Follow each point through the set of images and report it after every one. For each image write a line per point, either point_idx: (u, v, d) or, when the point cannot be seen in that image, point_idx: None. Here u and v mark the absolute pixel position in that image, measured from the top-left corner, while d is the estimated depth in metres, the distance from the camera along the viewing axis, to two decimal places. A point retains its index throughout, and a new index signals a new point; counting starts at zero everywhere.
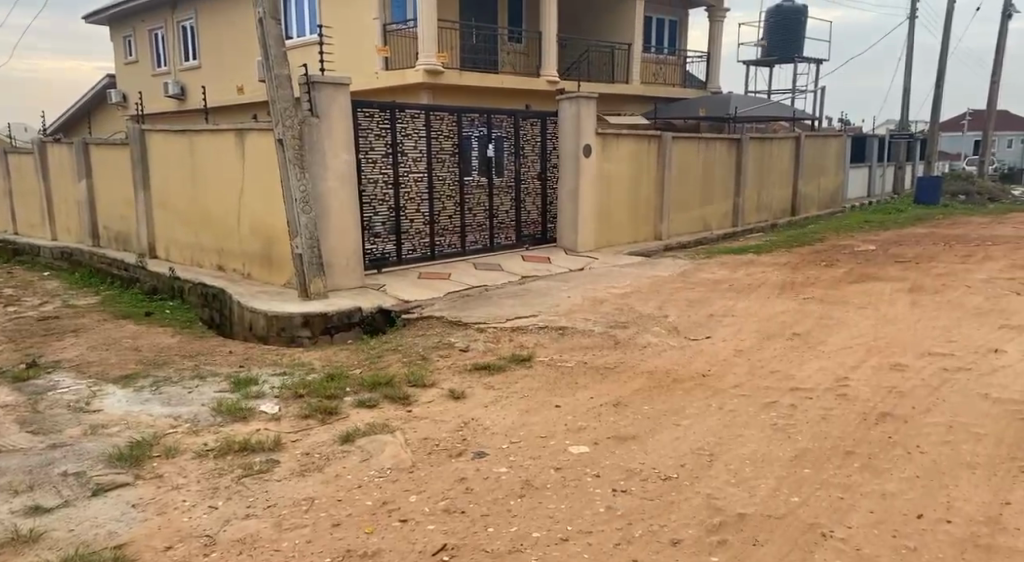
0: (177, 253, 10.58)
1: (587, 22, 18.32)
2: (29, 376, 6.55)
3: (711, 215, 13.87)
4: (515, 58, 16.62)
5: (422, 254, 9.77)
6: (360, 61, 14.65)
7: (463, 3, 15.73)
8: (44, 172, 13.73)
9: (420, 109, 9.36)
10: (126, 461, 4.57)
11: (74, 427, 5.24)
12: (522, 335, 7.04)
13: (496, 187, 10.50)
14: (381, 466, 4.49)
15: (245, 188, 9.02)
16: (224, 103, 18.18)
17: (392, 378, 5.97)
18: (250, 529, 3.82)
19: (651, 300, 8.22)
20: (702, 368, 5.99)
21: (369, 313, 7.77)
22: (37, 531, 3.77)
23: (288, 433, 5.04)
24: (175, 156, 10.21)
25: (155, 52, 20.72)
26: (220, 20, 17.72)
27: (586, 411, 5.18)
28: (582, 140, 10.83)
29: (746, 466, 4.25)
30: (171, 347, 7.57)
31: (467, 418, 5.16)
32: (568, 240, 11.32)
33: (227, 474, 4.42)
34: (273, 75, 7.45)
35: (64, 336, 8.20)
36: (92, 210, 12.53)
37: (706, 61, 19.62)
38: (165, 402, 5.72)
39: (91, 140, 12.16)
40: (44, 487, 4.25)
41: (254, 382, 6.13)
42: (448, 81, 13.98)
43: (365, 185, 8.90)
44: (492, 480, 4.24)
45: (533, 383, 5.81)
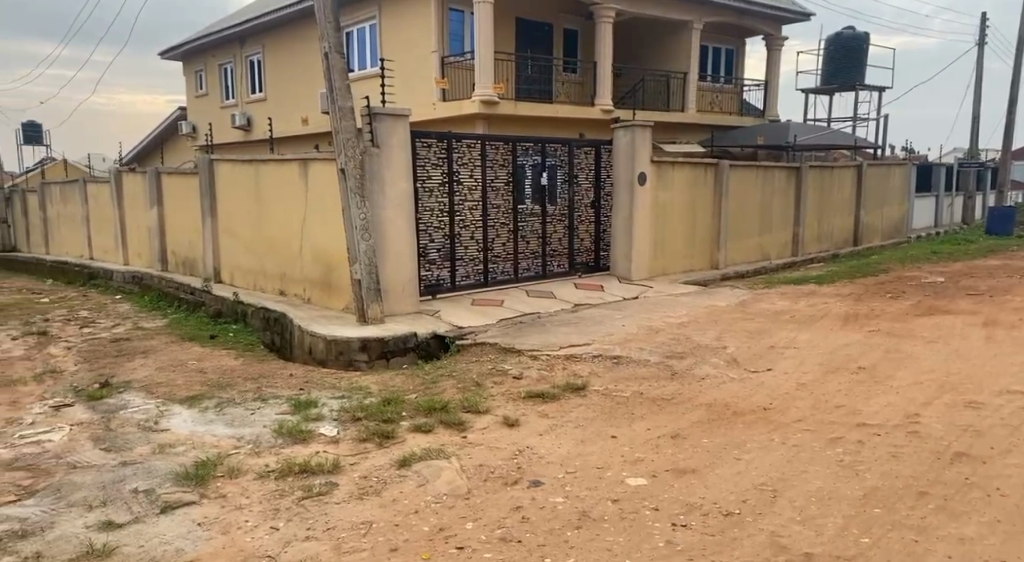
0: (241, 277, 10.91)
1: (642, 51, 18.40)
2: (103, 395, 6.83)
3: (770, 244, 13.65)
4: (570, 88, 16.80)
5: (476, 280, 9.86)
6: (418, 93, 15.00)
7: (520, 35, 15.99)
8: (119, 200, 14.37)
9: (477, 138, 9.51)
10: (193, 480, 4.71)
11: (143, 445, 5.42)
12: (577, 364, 7.02)
13: (549, 215, 10.55)
14: (438, 491, 4.52)
15: (307, 215, 9.27)
16: (288, 133, 18.78)
17: (448, 404, 6.02)
18: (311, 552, 3.88)
19: (709, 330, 8.11)
20: (763, 400, 5.87)
21: (424, 338, 7.87)
22: (109, 546, 3.91)
23: (346, 456, 5.13)
24: (242, 185, 10.59)
25: (224, 85, 21.59)
26: (286, 55, 18.40)
27: (644, 443, 5.12)
28: (637, 167, 10.83)
29: (812, 503, 4.14)
30: (235, 369, 7.80)
31: (522, 446, 5.16)
32: (622, 268, 11.27)
33: (289, 495, 4.51)
34: (337, 107, 7.68)
35: (134, 357, 8.53)
36: (162, 235, 13.04)
37: (764, 88, 19.45)
38: (228, 423, 5.88)
39: (164, 170, 12.71)
40: (116, 503, 4.41)
41: (314, 405, 6.26)
42: (503, 111, 14.19)
43: (421, 213, 9.07)
44: (548, 510, 4.22)
45: (589, 412, 5.79)
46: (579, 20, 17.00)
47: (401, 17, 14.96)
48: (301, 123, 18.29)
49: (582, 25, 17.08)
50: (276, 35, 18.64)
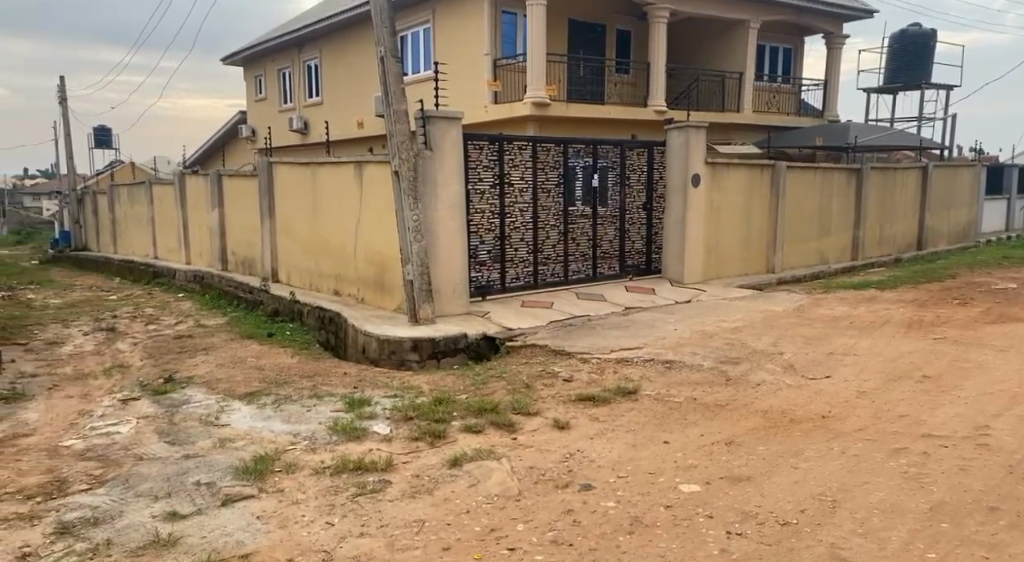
0: (297, 277, 11.15)
1: (697, 51, 18.16)
2: (167, 390, 7.06)
3: (828, 248, 13.32)
4: (622, 89, 16.70)
5: (526, 282, 9.88)
6: (470, 95, 15.11)
7: (573, 37, 15.96)
8: (182, 201, 14.84)
9: (528, 141, 9.53)
10: (252, 474, 4.83)
11: (204, 439, 5.59)
12: (628, 367, 6.97)
13: (600, 217, 10.50)
14: (489, 492, 4.54)
15: (362, 216, 9.42)
16: (344, 136, 19.12)
17: (498, 405, 6.03)
18: (365, 548, 3.95)
19: (765, 336, 7.96)
20: (821, 408, 5.73)
21: (474, 339, 7.91)
22: (174, 536, 4.04)
23: (399, 454, 5.20)
24: (299, 187, 10.82)
25: (283, 89, 22.09)
26: (342, 59, 18.73)
27: (697, 449, 5.06)
28: (690, 169, 10.69)
29: (874, 515, 4.03)
30: (291, 366, 7.97)
31: (573, 449, 5.15)
32: (673, 271, 11.14)
33: (343, 492, 4.59)
34: (391, 110, 7.79)
35: (195, 354, 8.79)
36: (222, 236, 13.41)
37: (823, 88, 18.99)
38: (285, 420, 6.01)
39: (225, 172, 13.07)
40: (180, 494, 4.56)
41: (367, 403, 6.36)
42: (555, 112, 14.18)
43: (472, 215, 9.13)
44: (600, 514, 4.20)
45: (641, 416, 5.74)
46: (633, 20, 16.87)
47: (455, 20, 15.08)
48: (356, 127, 18.59)
49: (636, 25, 16.94)
50: (333, 40, 18.99)
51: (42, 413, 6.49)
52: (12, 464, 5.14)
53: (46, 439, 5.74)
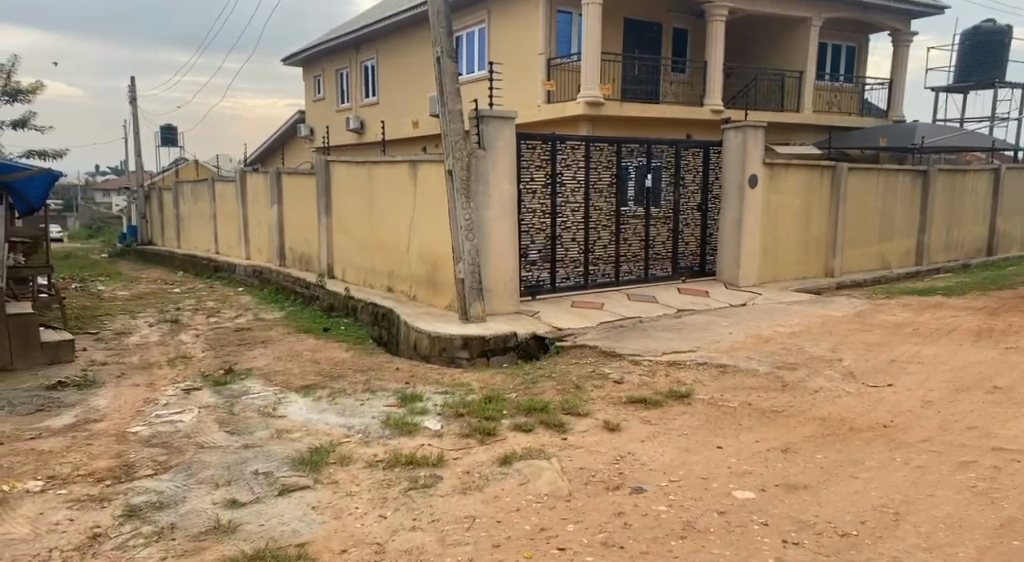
0: (352, 274, 11.35)
1: (756, 50, 17.85)
2: (226, 381, 7.26)
3: (890, 252, 12.94)
4: (678, 88, 16.50)
5: (576, 282, 9.84)
6: (524, 94, 15.14)
7: (629, 36, 15.85)
8: (243, 197, 15.23)
9: (581, 140, 9.51)
10: (307, 465, 4.94)
11: (263, 430, 5.73)
12: (680, 370, 6.89)
13: (653, 217, 10.39)
14: (539, 491, 4.55)
15: (415, 214, 9.53)
16: (400, 136, 19.36)
17: (548, 405, 6.03)
18: (417, 542, 4.00)
19: (824, 341, 7.77)
20: (882, 417, 5.58)
21: (524, 339, 7.92)
22: (233, 523, 4.16)
23: (450, 450, 5.24)
24: (355, 185, 11.00)
25: (340, 89, 22.48)
26: (399, 58, 18.96)
27: (752, 455, 4.97)
28: (746, 170, 10.52)
29: (940, 529, 3.90)
30: (345, 361, 8.11)
31: (624, 451, 5.11)
32: (728, 274, 10.96)
33: (396, 485, 4.66)
34: (446, 111, 7.86)
35: (254, 346, 9.03)
36: (281, 232, 13.73)
37: (887, 87, 18.44)
38: (340, 413, 6.12)
39: (284, 170, 13.38)
40: (240, 483, 4.69)
41: (419, 399, 6.42)
42: (609, 112, 14.09)
43: (523, 214, 9.15)
44: (651, 517, 4.17)
45: (694, 420, 5.68)
46: (690, 19, 16.66)
47: (510, 20, 15.13)
48: (411, 126, 18.80)
49: (693, 24, 16.73)
50: (390, 40, 19.25)
51: (111, 399, 6.76)
52: (83, 448, 5.36)
53: (115, 425, 5.97)
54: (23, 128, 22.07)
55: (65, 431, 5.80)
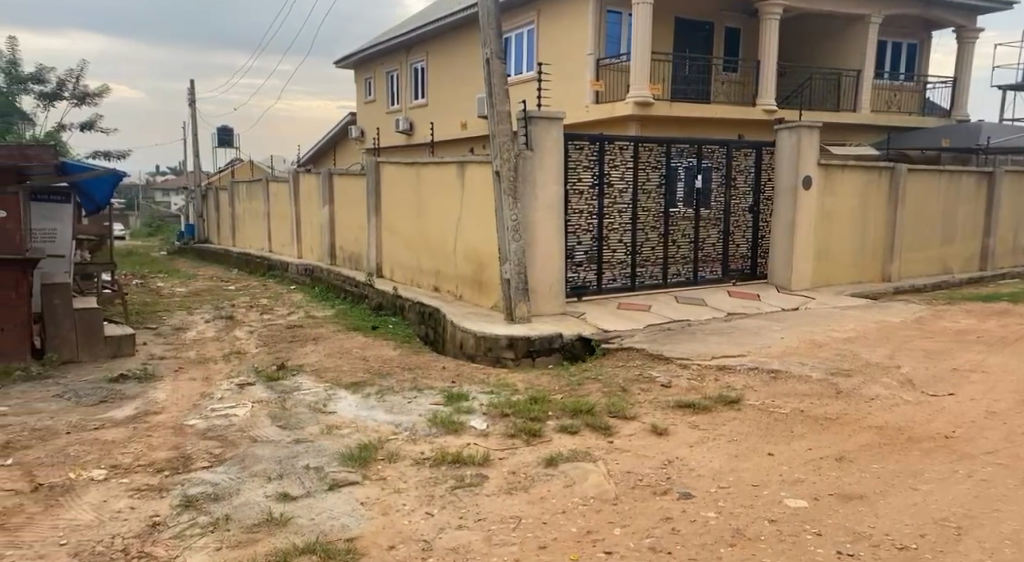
0: (400, 273, 11.47)
1: (811, 48, 17.48)
2: (279, 376, 7.43)
3: (951, 257, 12.53)
4: (730, 88, 16.25)
5: (623, 284, 9.78)
6: (572, 95, 15.11)
7: (680, 36, 15.67)
8: (296, 197, 15.55)
9: (630, 141, 9.44)
10: (357, 461, 5.01)
11: (313, 425, 5.84)
12: (729, 375, 6.79)
13: (703, 219, 10.25)
14: (585, 494, 4.53)
15: (463, 214, 9.57)
16: (448, 136, 19.49)
17: (594, 407, 6.00)
18: (463, 540, 4.02)
19: (880, 348, 7.56)
20: (943, 428, 5.40)
21: (569, 340, 7.88)
22: (286, 516, 4.24)
23: (496, 450, 5.26)
24: (404, 185, 11.11)
25: (391, 90, 22.75)
26: (449, 60, 19.10)
27: (804, 463, 4.87)
28: (799, 171, 10.30)
29: (1006, 546, 3.77)
30: (392, 359, 8.20)
31: (671, 456, 5.06)
32: (779, 277, 10.75)
33: (442, 484, 4.69)
34: (494, 111, 7.90)
35: (306, 343, 9.19)
36: (331, 231, 13.96)
37: (951, 86, 17.85)
38: (388, 410, 6.19)
39: (335, 171, 13.61)
40: (291, 477, 4.78)
41: (465, 398, 6.45)
42: (658, 112, 13.97)
43: (570, 215, 9.13)
44: (700, 524, 4.12)
45: (744, 426, 5.58)
46: (743, 17, 16.39)
47: (560, 20, 15.10)
48: (460, 127, 18.90)
49: (747, 23, 16.48)
50: (441, 41, 19.40)
51: (169, 392, 6.97)
52: (143, 439, 5.53)
53: (173, 417, 6.15)
54: (90, 130, 22.93)
55: (126, 422, 6.00)
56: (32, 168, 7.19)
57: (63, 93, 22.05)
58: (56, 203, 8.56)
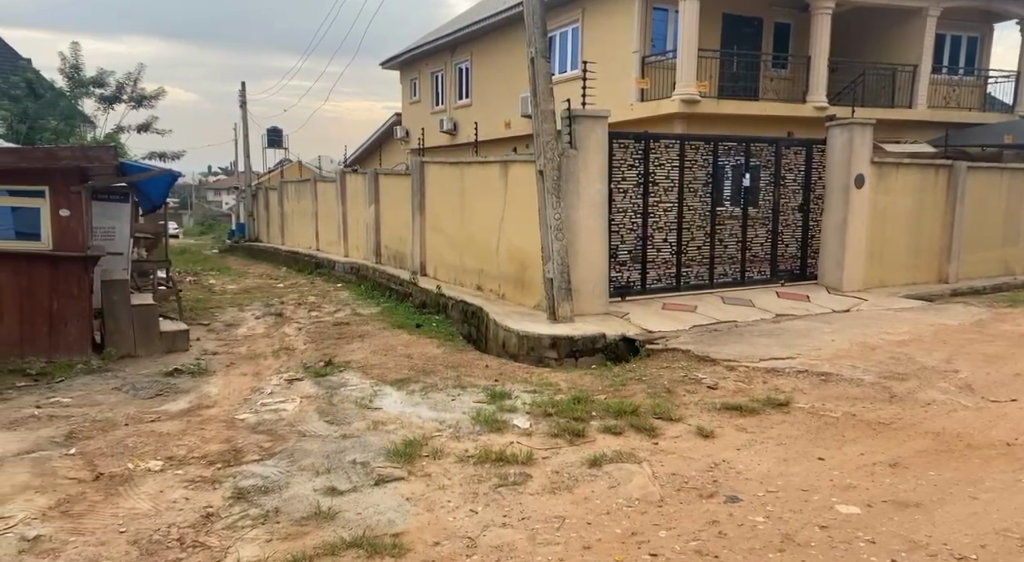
0: (443, 272, 11.54)
1: (866, 44, 17.04)
2: (326, 373, 7.54)
3: (1013, 258, 12.07)
4: (779, 85, 15.98)
5: (667, 284, 9.67)
6: (617, 93, 15.00)
7: (728, 32, 15.46)
8: (342, 197, 15.77)
9: (676, 139, 9.34)
10: (402, 457, 5.06)
11: (359, 421, 5.91)
12: (778, 378, 6.65)
13: (751, 219, 10.08)
14: (630, 495, 4.49)
15: (506, 213, 9.59)
16: (493, 136, 19.52)
17: (638, 408, 5.95)
18: (507, 539, 4.02)
19: (937, 351, 7.34)
20: (1004, 435, 5.21)
21: (612, 340, 7.82)
22: (333, 510, 4.30)
23: (539, 449, 5.25)
24: (448, 185, 11.18)
25: (436, 90, 22.89)
26: (493, 59, 19.15)
27: (856, 468, 4.75)
28: (851, 170, 10.07)
29: None
30: (436, 357, 8.25)
31: (718, 459, 4.99)
32: (830, 278, 10.52)
33: (486, 481, 4.71)
34: (538, 111, 7.90)
35: (351, 340, 9.30)
36: (377, 230, 14.12)
37: (1014, 80, 17.21)
38: (432, 407, 6.24)
39: (380, 171, 13.76)
40: (339, 471, 4.85)
41: (508, 397, 6.46)
42: (705, 110, 13.79)
43: (614, 214, 9.07)
44: (748, 528, 4.05)
45: (793, 430, 5.47)
46: (793, 13, 16.07)
47: (605, 18, 15.00)
48: (504, 127, 18.92)
49: (797, 18, 16.18)
50: (485, 41, 19.47)
51: (221, 387, 7.13)
52: (197, 432, 5.67)
53: (225, 411, 6.29)
54: (146, 132, 23.61)
55: (181, 415, 6.16)
56: (94, 169, 7.42)
57: (122, 96, 22.75)
58: (115, 203, 8.85)
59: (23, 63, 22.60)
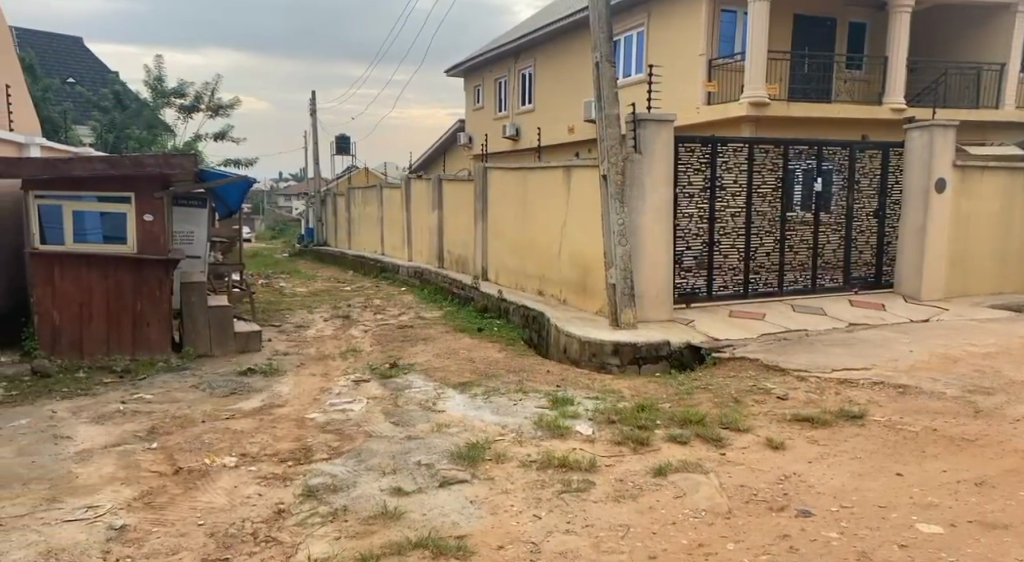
0: (505, 277, 11.56)
1: (946, 43, 16.37)
2: (392, 374, 7.65)
3: None
4: (853, 86, 15.51)
5: (735, 291, 9.45)
6: (683, 96, 14.79)
7: (800, 33, 15.07)
8: (408, 203, 16.00)
9: (745, 142, 9.15)
10: (465, 459, 5.09)
11: (424, 423, 5.97)
12: (852, 390, 6.42)
13: (823, 224, 9.78)
14: (696, 506, 4.41)
15: (569, 218, 9.55)
16: (556, 141, 19.47)
17: (705, 417, 5.83)
18: (571, 545, 3.99)
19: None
20: None
21: (677, 347, 7.67)
22: (399, 510, 4.35)
23: (603, 456, 5.20)
24: (511, 190, 11.21)
25: (499, 97, 23.01)
26: (557, 64, 19.14)
27: (937, 485, 4.54)
28: (932, 173, 9.68)
29: None
30: (498, 361, 8.28)
31: (788, 471, 4.84)
32: (909, 287, 10.10)
33: (550, 487, 4.68)
34: (603, 115, 7.85)
35: (416, 343, 9.42)
36: (440, 235, 14.26)
37: None
38: (495, 411, 6.26)
39: (444, 177, 13.90)
40: (404, 472, 4.90)
41: (571, 402, 6.42)
42: (774, 112, 13.47)
43: (679, 219, 8.93)
44: (821, 544, 3.92)
45: (869, 443, 5.27)
46: (869, 12, 15.59)
47: (672, 21, 14.83)
48: (568, 132, 18.85)
49: (873, 17, 15.67)
50: (549, 47, 19.49)
51: (291, 386, 7.31)
52: (269, 430, 5.82)
53: (296, 410, 6.45)
54: (222, 140, 24.48)
55: (253, 414, 6.33)
56: (176, 175, 7.73)
57: (200, 105, 23.65)
58: (193, 207, 9.15)
59: (111, 75, 23.83)
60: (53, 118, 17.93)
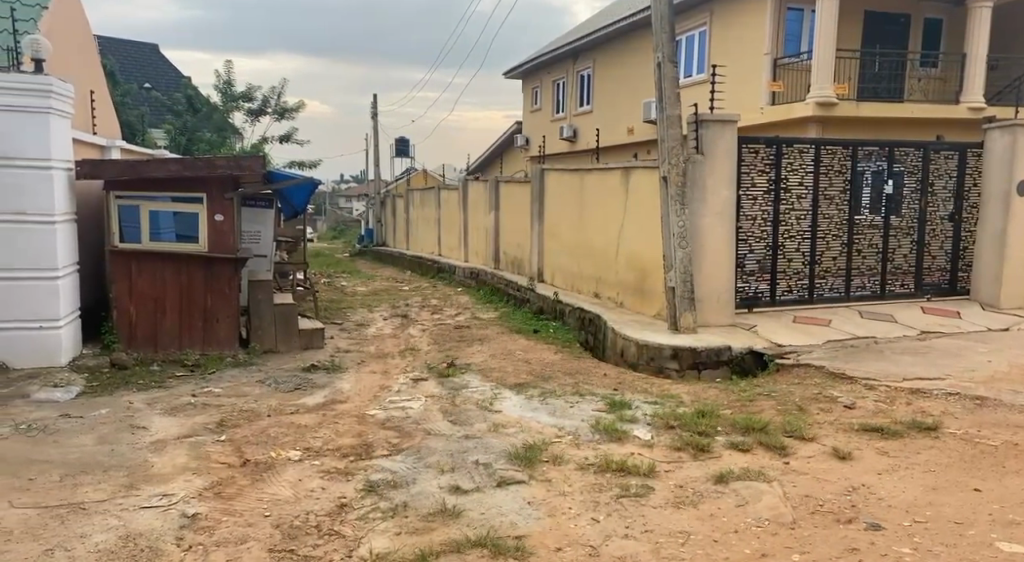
0: (561, 278, 11.53)
1: None
2: (449, 374, 7.71)
3: None
4: (927, 85, 14.95)
5: (799, 296, 9.21)
6: (746, 97, 14.51)
7: (872, 31, 14.60)
8: (465, 205, 16.13)
9: (811, 143, 8.91)
10: (523, 460, 5.08)
11: (481, 422, 5.99)
12: (924, 400, 6.18)
13: (893, 228, 9.46)
14: (759, 515, 4.30)
15: (627, 219, 9.47)
16: (615, 142, 19.31)
17: (768, 425, 5.69)
18: (629, 550, 3.95)
19: None
20: None
21: (739, 353, 7.51)
22: (458, 508, 4.37)
23: (662, 462, 5.13)
24: (568, 193, 11.18)
25: (557, 98, 22.98)
26: (616, 66, 19.00)
27: (1017, 503, 4.33)
28: (1012, 176, 9.26)
29: None
30: (555, 363, 8.25)
31: (856, 483, 4.68)
32: (986, 293, 9.68)
33: (607, 491, 4.64)
34: (664, 116, 7.75)
35: (472, 343, 9.47)
36: (496, 236, 14.32)
37: None
38: (551, 413, 6.25)
39: (501, 179, 13.96)
40: (462, 471, 4.92)
41: (628, 406, 6.36)
42: (842, 113, 13.08)
43: (742, 222, 8.75)
44: (892, 559, 3.77)
45: (942, 456, 5.06)
46: (945, 8, 15.01)
47: (735, 21, 14.55)
48: (626, 134, 18.68)
49: (949, 13, 15.09)
50: (608, 47, 19.35)
51: (352, 383, 7.44)
52: (331, 425, 5.94)
53: (357, 406, 6.56)
54: (287, 142, 25.10)
55: (316, 409, 6.46)
56: (244, 175, 7.95)
57: (267, 109, 24.31)
58: (260, 208, 9.40)
59: (183, 81, 24.66)
60: (131, 122, 18.67)
